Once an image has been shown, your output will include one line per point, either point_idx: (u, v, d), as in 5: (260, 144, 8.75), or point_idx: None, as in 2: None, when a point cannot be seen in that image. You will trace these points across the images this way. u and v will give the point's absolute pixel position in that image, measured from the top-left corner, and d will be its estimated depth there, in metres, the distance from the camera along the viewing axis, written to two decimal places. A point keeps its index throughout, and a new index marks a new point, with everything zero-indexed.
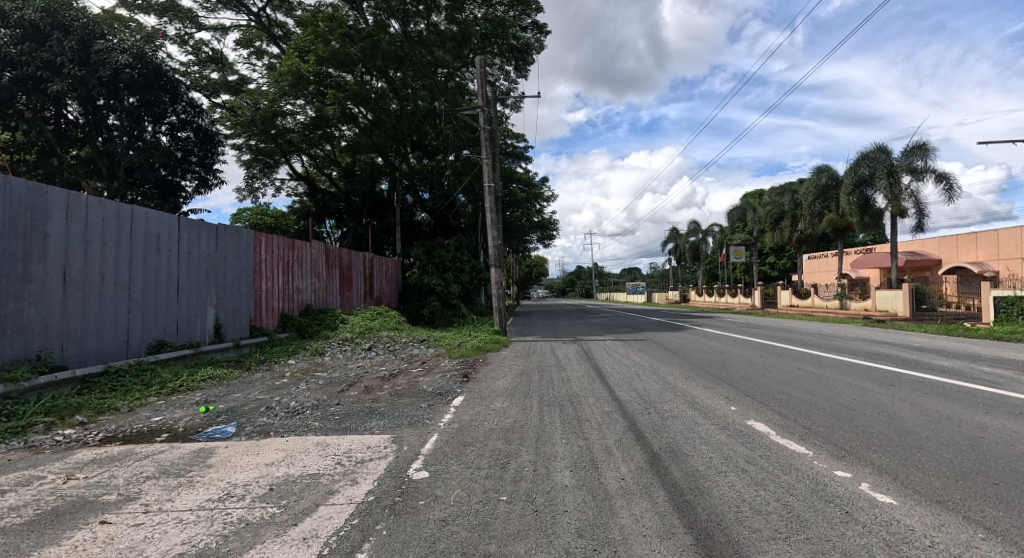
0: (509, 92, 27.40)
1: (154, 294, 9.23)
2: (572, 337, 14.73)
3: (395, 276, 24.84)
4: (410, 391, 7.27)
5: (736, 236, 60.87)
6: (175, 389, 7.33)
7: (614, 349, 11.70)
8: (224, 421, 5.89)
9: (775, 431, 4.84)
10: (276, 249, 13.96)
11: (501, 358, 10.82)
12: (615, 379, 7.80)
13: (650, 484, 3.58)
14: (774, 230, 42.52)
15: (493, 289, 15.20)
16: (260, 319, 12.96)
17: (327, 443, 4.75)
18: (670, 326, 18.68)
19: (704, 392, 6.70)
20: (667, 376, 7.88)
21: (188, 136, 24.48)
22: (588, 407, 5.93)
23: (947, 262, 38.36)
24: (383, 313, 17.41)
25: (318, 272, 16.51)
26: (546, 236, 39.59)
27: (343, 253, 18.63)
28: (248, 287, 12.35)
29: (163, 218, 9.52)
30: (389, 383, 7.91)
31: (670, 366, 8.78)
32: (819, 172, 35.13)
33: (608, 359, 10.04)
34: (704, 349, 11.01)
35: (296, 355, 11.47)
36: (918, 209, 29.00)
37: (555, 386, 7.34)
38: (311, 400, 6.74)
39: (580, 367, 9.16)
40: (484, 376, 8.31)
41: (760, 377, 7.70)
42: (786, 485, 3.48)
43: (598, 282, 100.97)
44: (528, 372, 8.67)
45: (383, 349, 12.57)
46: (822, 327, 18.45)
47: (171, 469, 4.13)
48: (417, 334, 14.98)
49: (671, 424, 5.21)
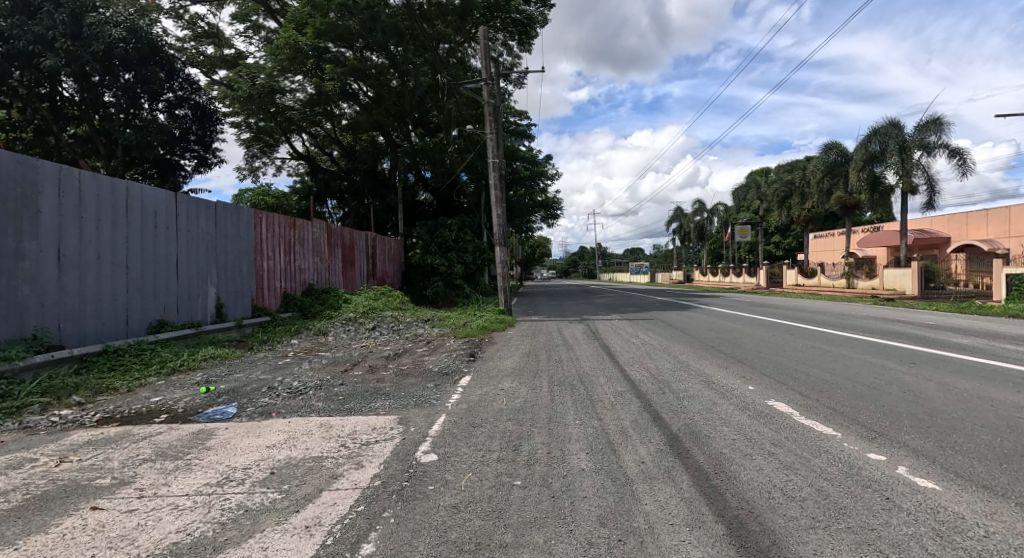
0: (512, 67, 26.85)
1: (152, 272, 9.01)
2: (578, 317, 14.55)
3: (398, 256, 24.64)
4: (415, 371, 7.11)
5: (742, 216, 60.41)
6: (175, 369, 7.16)
7: (622, 329, 11.49)
8: (225, 401, 5.71)
9: (798, 411, 4.64)
10: (277, 227, 13.76)
11: (508, 337, 10.65)
12: (625, 358, 7.62)
13: (672, 468, 3.39)
14: (781, 208, 42.07)
15: (498, 269, 14.96)
16: (262, 299, 12.79)
17: (331, 425, 4.57)
18: (677, 305, 18.52)
19: (719, 371, 6.51)
20: (678, 355, 7.70)
21: (185, 114, 24.18)
22: (600, 387, 5.75)
23: (956, 241, 37.89)
24: (386, 292, 17.20)
25: (320, 251, 16.31)
26: (550, 215, 39.20)
27: (344, 232, 18.38)
28: (250, 265, 12.14)
29: (160, 194, 9.25)
30: (394, 363, 7.74)
31: (681, 346, 8.58)
32: (828, 149, 34.55)
33: (617, 339, 9.86)
34: (715, 329, 10.77)
35: (299, 335, 11.30)
36: (929, 186, 28.52)
37: (564, 365, 7.16)
38: (314, 380, 6.58)
39: (589, 346, 8.99)
40: (491, 356, 8.13)
41: (776, 355, 7.47)
42: (818, 469, 3.29)
43: (601, 263, 100.86)
44: (536, 352, 8.49)
45: (387, 328, 12.38)
46: (831, 306, 18.23)
47: (169, 452, 3.95)
48: (421, 314, 14.81)
49: (688, 404, 5.00)
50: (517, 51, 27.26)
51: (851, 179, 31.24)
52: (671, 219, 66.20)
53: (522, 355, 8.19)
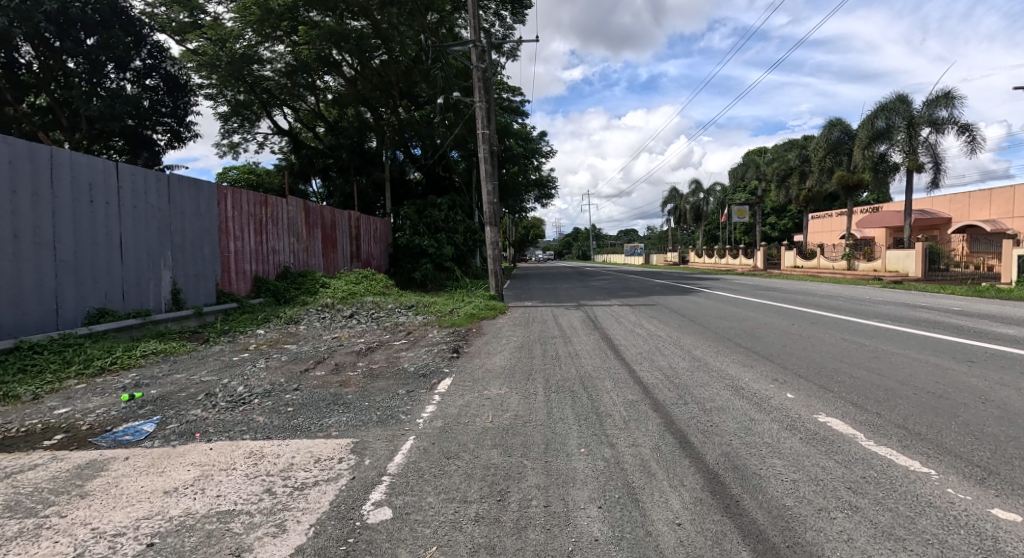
0: (505, 38, 25.39)
1: (88, 255, 7.84)
2: (574, 302, 13.54)
3: (384, 237, 23.45)
4: (388, 371, 6.06)
5: (739, 197, 59.43)
6: (104, 369, 6.07)
7: (624, 317, 10.48)
8: (146, 414, 4.62)
9: (862, 433, 3.65)
10: (246, 205, 12.56)
11: (498, 327, 9.64)
12: (632, 354, 6.57)
13: (723, 537, 2.37)
14: (780, 188, 41.03)
15: (489, 251, 13.85)
16: (228, 284, 11.66)
17: (263, 454, 3.52)
18: (678, 289, 17.56)
19: (746, 372, 5.50)
20: (693, 350, 6.71)
21: (155, 84, 22.81)
22: (608, 396, 4.70)
23: (957, 221, 37.15)
24: (369, 275, 16.04)
25: (296, 231, 15.13)
26: (543, 195, 37.92)
27: (325, 211, 17.22)
28: (213, 247, 10.98)
29: (95, 164, 8.04)
30: (365, 361, 6.67)
31: (695, 339, 7.57)
32: (831, 127, 33.43)
33: (621, 329, 8.83)
34: (725, 317, 9.80)
35: (266, 324, 10.18)
36: (936, 164, 27.55)
37: (564, 364, 6.12)
38: (264, 384, 5.51)
39: (592, 338, 7.96)
40: (480, 351, 7.10)
41: (805, 351, 6.49)
42: (936, 541, 2.29)
43: (595, 244, 99.97)
44: (529, 345, 7.45)
45: (366, 316, 11.30)
46: (838, 289, 17.34)
47: (28, 501, 2.88)
48: (405, 299, 13.72)
49: (720, 422, 4.00)
50: (510, 22, 25.76)
51: (855, 157, 30.19)
52: (667, 199, 65.09)
53: (512, 349, 7.16)
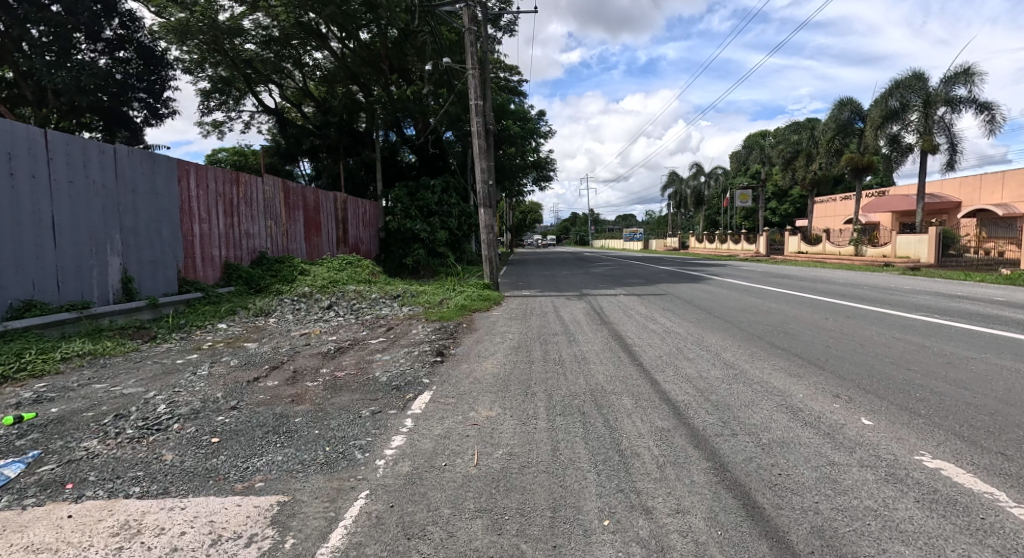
0: (501, 10, 23.96)
1: (9, 238, 6.73)
2: (576, 291, 12.44)
3: (374, 221, 22.22)
4: (356, 381, 4.98)
5: (741, 181, 58.20)
6: (6, 379, 4.96)
7: (633, 311, 9.38)
8: (24, 447, 3.50)
9: (999, 490, 2.58)
10: (213, 184, 11.33)
11: (491, 322, 8.52)
12: (651, 359, 5.49)
13: None
14: (785, 171, 39.82)
15: (483, 236, 12.68)
16: (193, 272, 10.48)
17: (142, 526, 2.43)
18: (684, 277, 16.47)
19: (798, 387, 4.40)
20: (723, 354, 5.64)
21: (129, 57, 21.49)
22: (632, 425, 3.61)
23: (967, 205, 36.12)
24: (353, 261, 14.85)
25: (273, 214, 13.92)
26: (541, 177, 36.55)
27: (307, 192, 16.03)
28: (173, 229, 9.81)
29: (17, 130, 6.89)
30: (331, 366, 5.56)
31: (722, 339, 6.49)
32: (841, 106, 32.14)
33: (631, 325, 7.73)
34: (748, 310, 8.69)
35: (230, 318, 9.05)
36: (952, 145, 26.37)
37: (571, 373, 5.02)
38: (197, 400, 4.40)
39: (601, 336, 6.86)
40: (471, 354, 5.99)
41: (860, 356, 5.40)
42: None
43: (593, 230, 98.81)
44: (527, 346, 6.35)
45: (346, 308, 10.17)
46: (855, 277, 16.26)
47: None
48: (392, 288, 12.58)
49: (792, 468, 2.91)
50: None
51: (867, 138, 28.93)
52: (667, 183, 63.73)
53: (507, 351, 6.07)
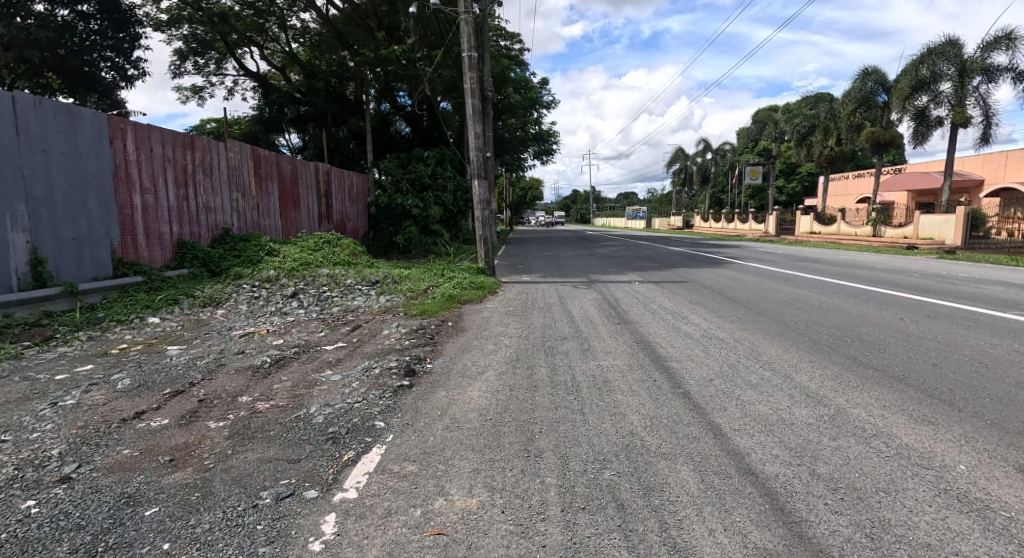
0: None
1: None
2: (583, 278, 10.85)
3: (362, 195, 20.46)
4: (280, 420, 3.44)
5: (749, 158, 56.26)
6: None
7: (654, 304, 7.86)
8: None
9: None
10: (159, 147, 9.63)
11: (483, 319, 6.94)
12: (703, 391, 3.91)
13: None
14: (799, 146, 37.95)
15: (476, 213, 11.00)
16: (134, 251, 8.86)
17: None
18: (700, 260, 14.85)
19: (950, 451, 2.82)
20: (799, 380, 4.06)
21: (92, 11, 19.60)
22: (713, 547, 2.06)
23: (989, 184, 34.37)
24: (332, 240, 13.20)
25: (238, 184, 12.21)
26: (543, 151, 34.62)
27: (282, 161, 14.34)
28: (102, 201, 8.17)
29: None
30: (257, 392, 3.97)
31: (787, 352, 4.90)
32: (864, 77, 30.16)
33: (659, 327, 6.17)
34: (799, 308, 7.11)
35: (169, 308, 7.49)
36: (984, 116, 24.84)
37: (594, 416, 3.42)
38: (21, 460, 2.85)
39: (626, 346, 5.27)
40: (455, 374, 4.41)
41: (996, 385, 3.84)
42: None
43: (594, 209, 96.90)
44: (527, 360, 4.81)
45: (312, 297, 8.57)
46: (890, 262, 14.62)
47: None
48: (372, 272, 10.98)
49: None
50: None
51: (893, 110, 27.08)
52: (672, 159, 61.68)
53: (504, 372, 4.47)
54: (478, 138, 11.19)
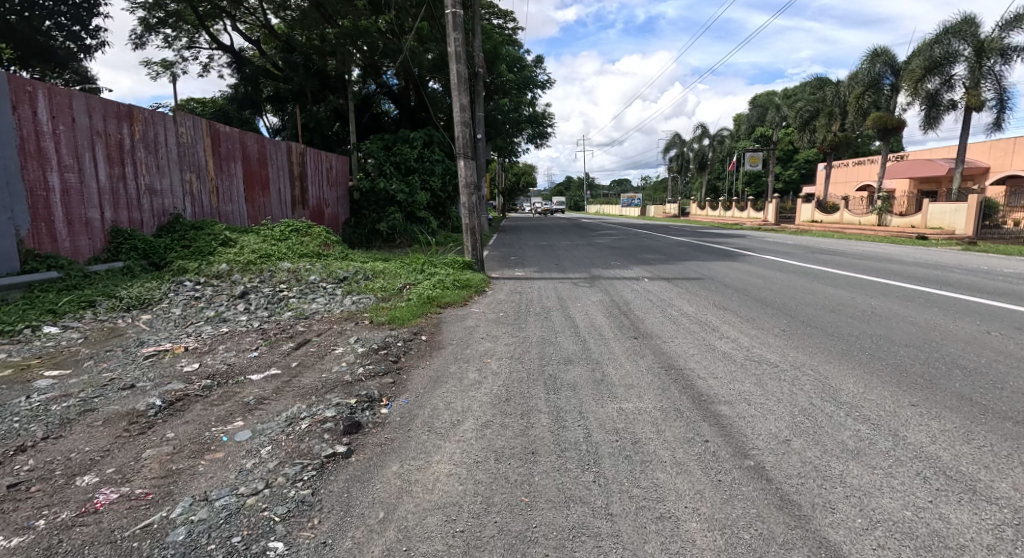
0: None
1: None
2: (584, 273, 9.52)
3: (343, 178, 18.90)
4: (118, 535, 2.09)
5: (747, 144, 55.02)
6: None
7: (672, 308, 6.56)
8: None
9: None
10: (84, 117, 8.12)
11: (466, 330, 5.60)
12: (787, 466, 2.59)
13: None
14: (802, 131, 36.63)
15: (462, 198, 9.58)
16: (49, 243, 7.42)
17: None
18: (710, 252, 13.55)
19: None
20: (920, 445, 2.77)
21: None
22: None
23: (996, 172, 33.27)
24: (300, 228, 11.75)
25: (191, 163, 10.70)
26: (537, 135, 33.02)
27: (247, 139, 12.80)
28: (4, 180, 6.72)
29: None
30: (111, 466, 2.59)
31: (874, 389, 3.60)
32: (874, 58, 28.84)
33: (690, 345, 4.84)
34: (852, 317, 5.83)
35: (79, 312, 6.09)
36: (999, 100, 23.64)
37: (631, 530, 2.13)
38: None
39: (655, 378, 3.95)
40: (420, 431, 3.07)
41: None
42: None
43: (587, 195, 95.37)
44: (520, 403, 3.48)
45: (263, 298, 7.19)
46: (914, 255, 13.41)
47: None
48: (342, 265, 9.58)
49: None
50: None
51: (904, 93, 25.79)
52: (669, 145, 60.13)
53: (492, 425, 3.14)
54: (464, 111, 9.74)
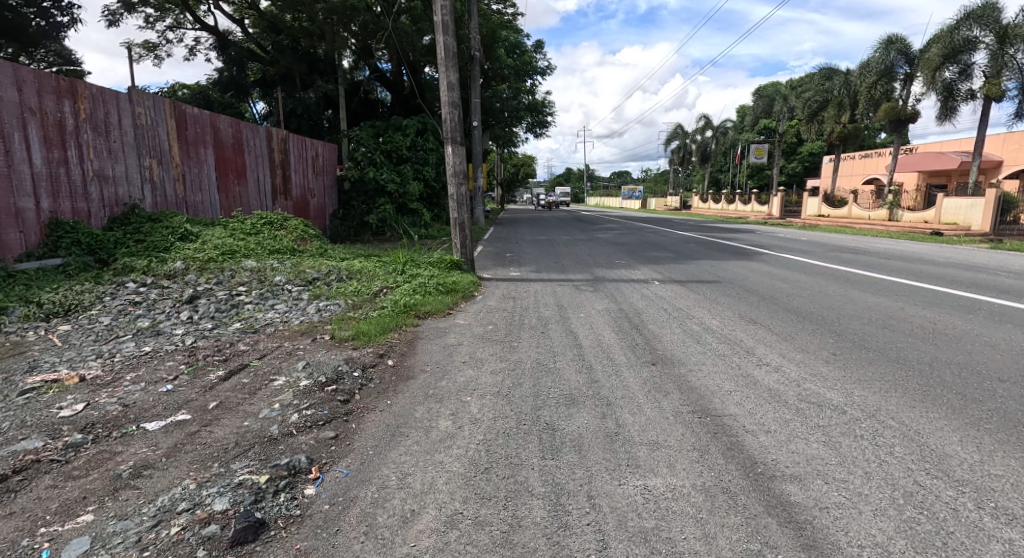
0: None
1: None
2: (586, 274, 8.52)
3: (331, 166, 17.77)
4: None
5: (750, 136, 53.88)
6: None
7: (693, 321, 5.57)
8: None
9: None
10: (10, 93, 7.06)
11: (446, 350, 4.60)
12: None
13: None
14: (809, 123, 35.50)
15: (450, 189, 8.57)
16: None
17: None
18: (722, 249, 12.51)
19: None
20: None
21: None
22: None
23: (1009, 166, 32.22)
24: (274, 220, 10.70)
25: (151, 147, 9.62)
26: (536, 123, 31.83)
27: (219, 123, 11.68)
28: None
29: None
30: None
31: (998, 459, 2.59)
32: (887, 45, 27.69)
33: (727, 378, 3.81)
34: (913, 336, 4.83)
35: None
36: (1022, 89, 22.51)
37: None
38: None
39: (690, 434, 2.93)
40: (352, 538, 2.05)
41: None
42: None
43: (587, 188, 94.11)
44: (505, 480, 2.47)
45: (213, 304, 6.16)
46: (941, 253, 12.39)
47: None
48: (316, 264, 8.56)
49: None
50: None
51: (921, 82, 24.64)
52: (671, 137, 58.92)
53: (461, 527, 2.13)
54: (453, 90, 8.68)
